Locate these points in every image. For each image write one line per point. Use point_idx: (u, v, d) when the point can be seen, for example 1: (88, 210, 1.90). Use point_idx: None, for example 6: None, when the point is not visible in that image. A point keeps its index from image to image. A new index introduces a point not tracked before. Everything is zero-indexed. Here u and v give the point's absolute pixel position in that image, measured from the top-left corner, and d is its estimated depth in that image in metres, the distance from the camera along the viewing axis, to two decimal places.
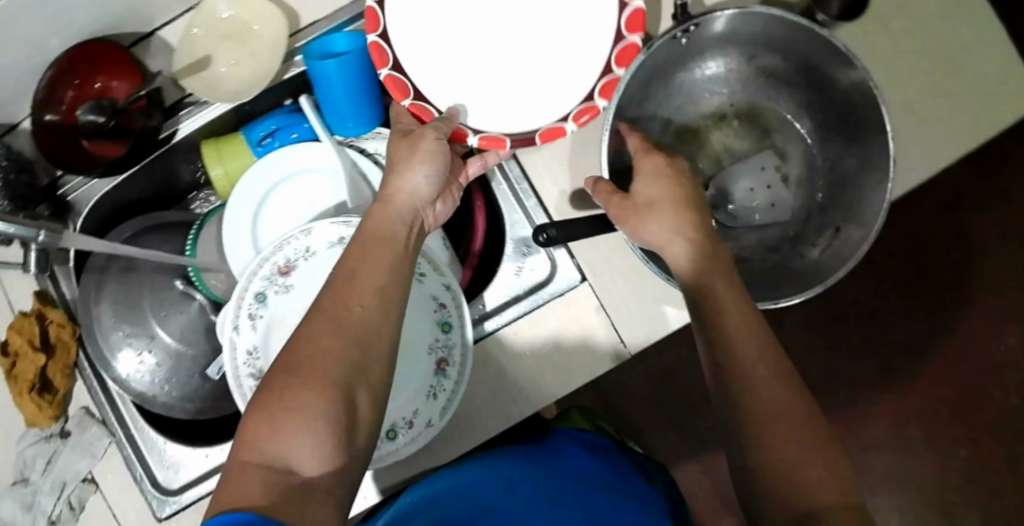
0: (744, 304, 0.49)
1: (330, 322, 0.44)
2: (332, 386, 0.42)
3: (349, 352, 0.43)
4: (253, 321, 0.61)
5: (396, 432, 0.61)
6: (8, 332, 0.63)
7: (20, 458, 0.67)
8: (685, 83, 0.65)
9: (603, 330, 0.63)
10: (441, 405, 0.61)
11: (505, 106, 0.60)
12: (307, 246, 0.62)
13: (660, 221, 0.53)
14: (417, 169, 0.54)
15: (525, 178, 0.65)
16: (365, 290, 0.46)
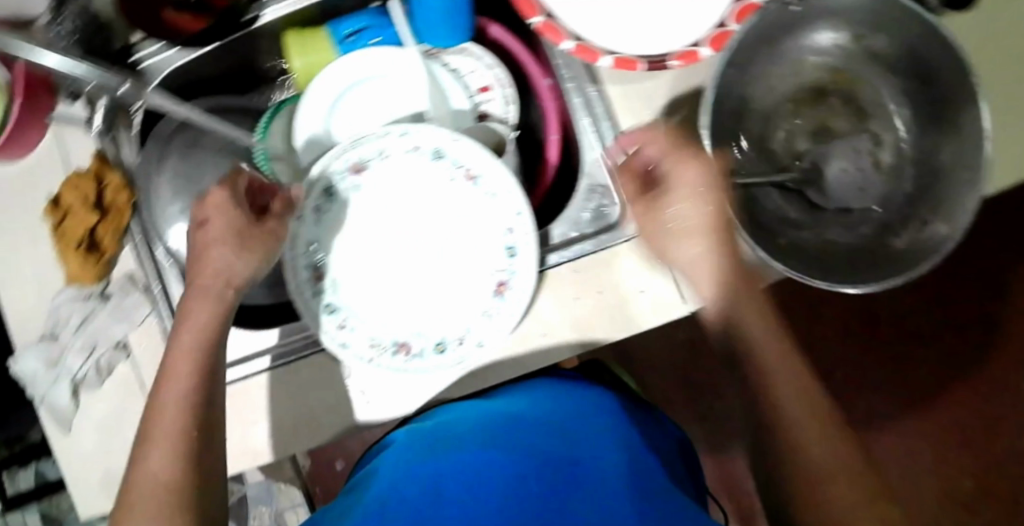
0: (770, 337, 0.52)
1: (174, 403, 0.49)
2: (171, 463, 0.47)
3: (184, 428, 0.48)
4: (317, 214, 0.62)
5: (444, 346, 0.61)
6: (63, 185, 0.64)
7: (54, 313, 0.67)
8: (791, 50, 0.62)
9: (664, 285, 0.60)
10: (495, 328, 0.60)
11: (635, 31, 0.58)
12: (382, 149, 0.62)
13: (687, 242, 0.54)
14: (240, 261, 0.54)
15: (607, 116, 0.62)
16: (192, 344, 0.51)
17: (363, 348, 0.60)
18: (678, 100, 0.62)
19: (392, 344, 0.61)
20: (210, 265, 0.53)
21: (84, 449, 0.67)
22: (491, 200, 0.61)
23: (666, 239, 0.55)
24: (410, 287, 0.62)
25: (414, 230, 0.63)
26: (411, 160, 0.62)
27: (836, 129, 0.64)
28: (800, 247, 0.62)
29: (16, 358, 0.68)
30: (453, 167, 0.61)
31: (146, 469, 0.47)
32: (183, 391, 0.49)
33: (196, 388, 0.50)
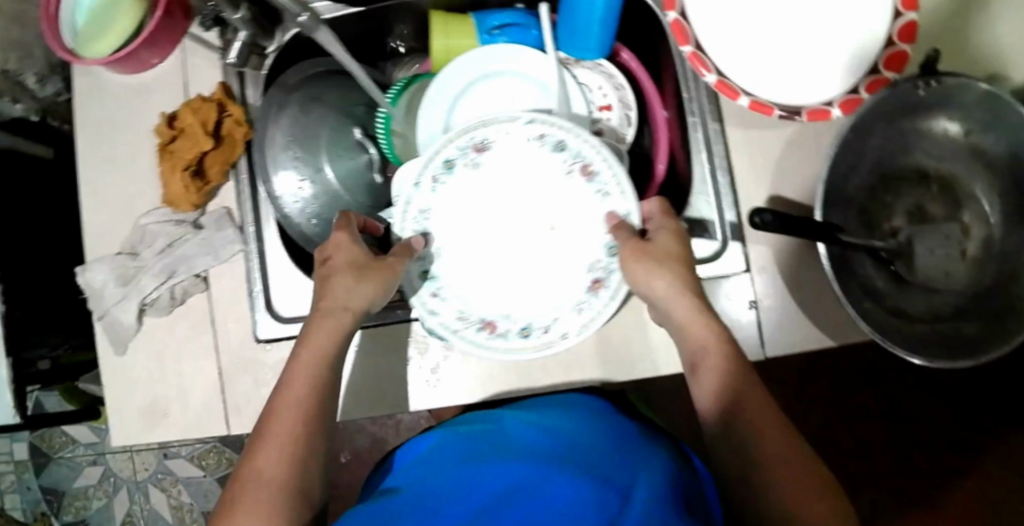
0: (752, 383, 0.53)
1: (286, 420, 0.51)
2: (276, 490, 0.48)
3: (280, 477, 0.49)
4: (434, 184, 0.62)
5: (530, 331, 0.62)
6: (182, 107, 0.64)
7: (139, 230, 0.66)
8: (908, 131, 0.64)
9: (748, 325, 0.65)
10: (581, 321, 0.61)
11: (777, 77, 0.61)
12: (506, 132, 0.61)
13: (648, 273, 0.56)
14: (366, 290, 0.55)
15: (725, 156, 0.64)
16: (286, 418, 0.51)
17: (452, 321, 0.62)
18: (792, 152, 0.63)
19: (479, 320, 0.62)
20: (343, 298, 0.55)
21: (134, 373, 0.65)
22: (603, 200, 0.61)
23: (637, 262, 0.57)
24: (507, 269, 0.63)
25: (522, 216, 0.63)
26: (534, 149, 0.61)
27: (930, 213, 0.67)
28: (880, 317, 0.63)
29: (85, 269, 0.66)
30: (570, 161, 0.61)
31: (254, 474, 0.48)
32: (293, 427, 0.50)
33: (311, 407, 0.52)
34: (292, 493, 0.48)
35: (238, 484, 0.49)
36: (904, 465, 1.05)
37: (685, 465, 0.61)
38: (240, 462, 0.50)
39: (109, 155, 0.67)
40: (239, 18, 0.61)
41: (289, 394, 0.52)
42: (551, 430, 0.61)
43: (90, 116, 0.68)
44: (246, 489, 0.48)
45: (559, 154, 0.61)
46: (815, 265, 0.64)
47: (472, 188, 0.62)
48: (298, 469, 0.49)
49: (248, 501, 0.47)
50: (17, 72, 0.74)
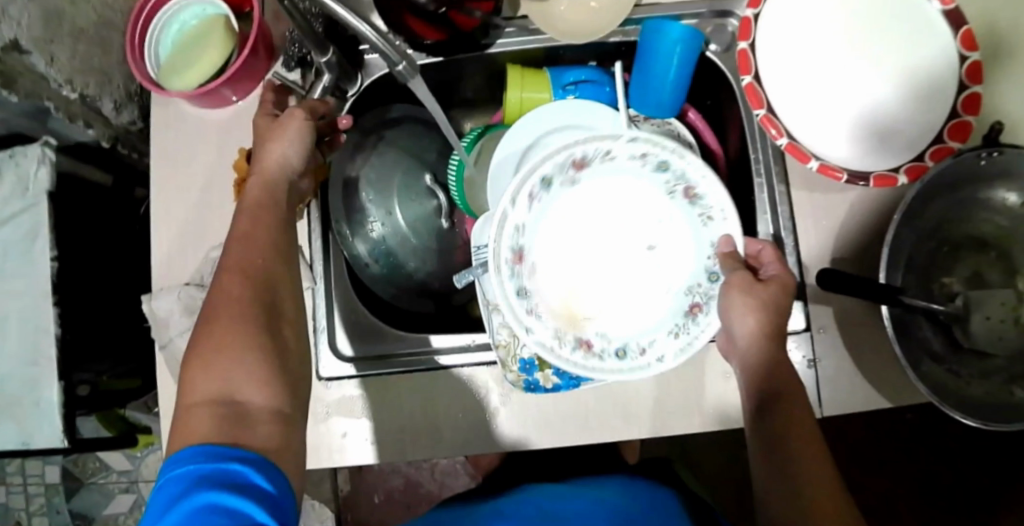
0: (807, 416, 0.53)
1: (246, 264, 0.50)
2: (252, 327, 0.47)
3: (258, 300, 0.49)
4: (530, 201, 0.60)
5: (625, 353, 0.61)
6: None
7: (209, 261, 0.67)
8: (968, 199, 0.65)
9: (807, 384, 0.64)
10: (679, 345, 0.59)
11: (843, 144, 0.64)
12: (608, 149, 0.59)
13: (746, 312, 0.55)
14: (290, 145, 0.58)
15: (790, 216, 0.65)
16: (258, 246, 0.52)
17: (547, 337, 0.59)
18: (856, 214, 0.65)
19: (574, 339, 0.60)
20: (262, 150, 0.58)
21: None
22: (706, 223, 0.61)
23: (744, 296, 0.55)
24: (599, 289, 0.64)
25: (619, 239, 0.65)
26: (636, 168, 0.61)
27: (987, 279, 0.67)
28: (939, 379, 0.62)
29: (151, 297, 0.66)
30: (673, 182, 0.61)
31: (219, 306, 0.48)
32: (256, 264, 0.50)
33: (269, 247, 0.52)
34: (261, 318, 0.48)
35: (203, 324, 0.47)
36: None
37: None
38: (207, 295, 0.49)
39: (185, 185, 0.69)
40: (325, 61, 0.63)
41: (241, 236, 0.52)
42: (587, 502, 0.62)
43: (166, 145, 0.69)
44: (211, 325, 0.47)
45: (661, 173, 0.60)
46: (874, 326, 0.64)
47: (571, 206, 0.64)
48: (269, 300, 0.50)
49: (221, 323, 0.47)
50: (95, 97, 0.74)
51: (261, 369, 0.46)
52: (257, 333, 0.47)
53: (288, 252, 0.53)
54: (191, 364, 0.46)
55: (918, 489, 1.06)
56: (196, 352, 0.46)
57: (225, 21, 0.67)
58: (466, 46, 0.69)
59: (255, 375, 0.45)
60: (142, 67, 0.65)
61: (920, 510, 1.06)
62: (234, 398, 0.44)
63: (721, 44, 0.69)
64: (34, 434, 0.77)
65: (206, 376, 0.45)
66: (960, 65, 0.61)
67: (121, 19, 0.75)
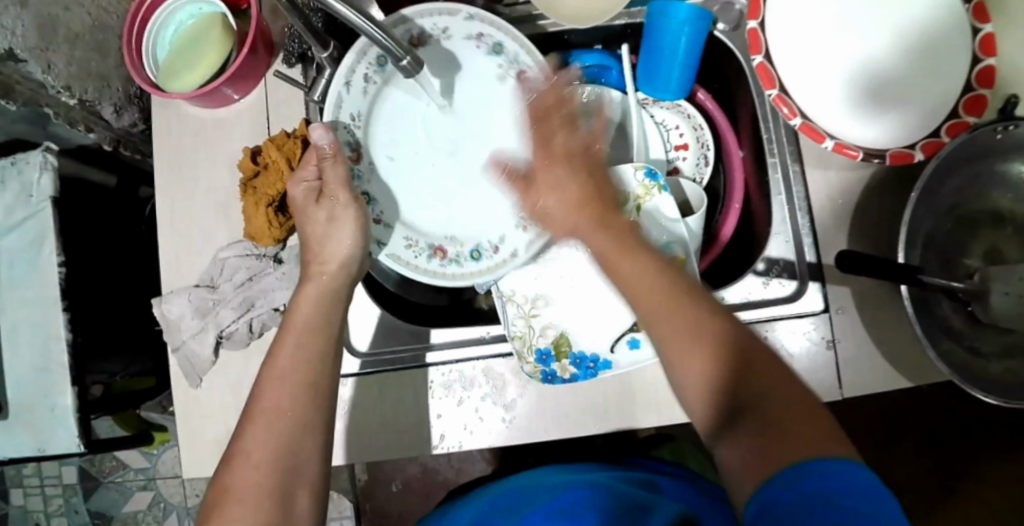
0: (679, 296, 0.48)
1: (274, 410, 0.50)
2: (266, 497, 0.46)
3: (281, 461, 0.48)
4: (366, 83, 0.64)
5: (480, 253, 0.66)
6: (267, 142, 0.65)
7: (218, 263, 0.66)
8: (985, 174, 0.64)
9: (826, 366, 0.62)
10: (528, 237, 0.64)
11: (874, 122, 0.63)
12: (444, 27, 0.64)
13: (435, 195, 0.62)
14: (347, 234, 0.61)
15: (804, 197, 0.64)
16: (283, 395, 0.50)
17: (400, 247, 0.65)
18: (872, 193, 0.63)
19: (427, 247, 0.65)
20: (322, 242, 0.60)
21: (210, 404, 0.66)
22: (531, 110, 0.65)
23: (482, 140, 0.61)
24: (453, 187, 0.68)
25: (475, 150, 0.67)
26: (470, 49, 0.66)
27: (1007, 253, 0.65)
28: (958, 356, 0.61)
29: (161, 300, 0.66)
30: (506, 65, 0.66)
31: (244, 453, 0.48)
32: (285, 418, 0.49)
33: (301, 387, 0.51)
34: (272, 494, 0.47)
35: (216, 492, 0.47)
36: (955, 503, 1.04)
37: (680, 480, 0.66)
38: (224, 456, 0.49)
39: (189, 187, 0.68)
40: (327, 57, 0.62)
41: (274, 377, 0.51)
42: (550, 489, 0.65)
43: (167, 146, 0.68)
44: (229, 490, 0.47)
45: (495, 57, 0.66)
46: (893, 304, 0.62)
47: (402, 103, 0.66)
48: (293, 453, 0.49)
49: (233, 494, 0.47)
50: (94, 102, 0.74)
51: None
52: (271, 510, 0.46)
53: (322, 397, 0.51)
54: None
55: (942, 462, 1.04)
56: (218, 506, 0.46)
57: (222, 19, 0.66)
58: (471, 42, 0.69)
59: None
60: (140, 70, 0.64)
61: (944, 484, 1.04)
62: None
63: (729, 23, 0.67)
64: (48, 441, 0.77)
65: None
66: (972, 39, 0.59)
67: (116, 20, 0.74)
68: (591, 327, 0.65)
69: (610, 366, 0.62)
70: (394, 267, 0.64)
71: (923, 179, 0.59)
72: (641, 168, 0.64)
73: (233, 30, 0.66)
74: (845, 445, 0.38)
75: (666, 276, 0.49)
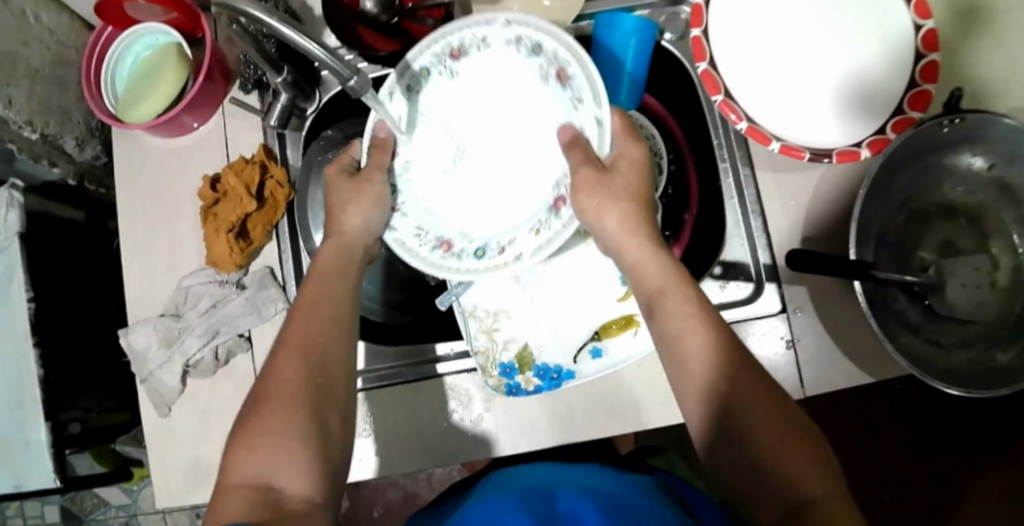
0: (752, 368, 0.47)
1: (304, 336, 0.52)
2: (300, 403, 0.48)
3: (312, 373, 0.50)
4: (405, 91, 0.63)
5: (484, 253, 0.61)
6: (226, 170, 0.66)
7: (182, 291, 0.67)
8: (932, 168, 0.65)
9: (787, 365, 0.63)
10: (538, 242, 0.59)
11: (817, 123, 0.64)
12: (484, 37, 0.61)
13: (360, 209, 0.60)
14: (369, 212, 0.60)
15: (758, 199, 0.65)
16: (322, 316, 0.53)
17: (408, 237, 0.62)
18: (822, 192, 0.64)
19: (435, 239, 0.62)
20: (341, 213, 0.60)
21: (179, 432, 0.66)
22: (576, 107, 0.59)
23: (340, 195, 0.61)
24: (484, 191, 0.65)
25: (505, 145, 0.65)
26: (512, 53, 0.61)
27: (961, 245, 0.66)
28: (916, 349, 0.61)
29: (128, 331, 0.66)
30: (547, 65, 0.60)
31: (275, 370, 0.50)
32: (314, 342, 0.51)
33: (328, 320, 0.53)
34: (308, 402, 0.48)
35: (255, 404, 0.49)
36: None
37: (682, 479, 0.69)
38: (263, 372, 0.51)
39: (152, 217, 0.68)
40: (281, 81, 0.64)
41: (305, 312, 0.54)
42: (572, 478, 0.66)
43: (128, 177, 0.69)
44: (265, 398, 0.48)
45: (536, 58, 0.60)
46: (849, 301, 0.63)
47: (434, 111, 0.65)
48: (324, 374, 0.50)
49: (269, 402, 0.48)
50: (57, 137, 0.75)
51: (304, 452, 0.46)
52: (303, 417, 0.47)
53: (347, 327, 0.54)
54: (237, 443, 0.47)
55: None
56: (254, 411, 0.48)
57: (178, 49, 0.67)
58: None
59: (295, 460, 0.46)
60: (98, 102, 0.65)
61: None
62: (273, 487, 0.45)
63: (676, 33, 0.69)
64: (23, 477, 0.77)
65: (252, 456, 0.46)
66: (916, 35, 0.61)
67: (76, 55, 0.75)
68: (561, 338, 0.64)
69: (574, 376, 0.62)
70: (398, 252, 0.62)
71: (869, 176, 0.60)
72: None
73: (189, 60, 0.67)
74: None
75: (712, 337, 0.48)
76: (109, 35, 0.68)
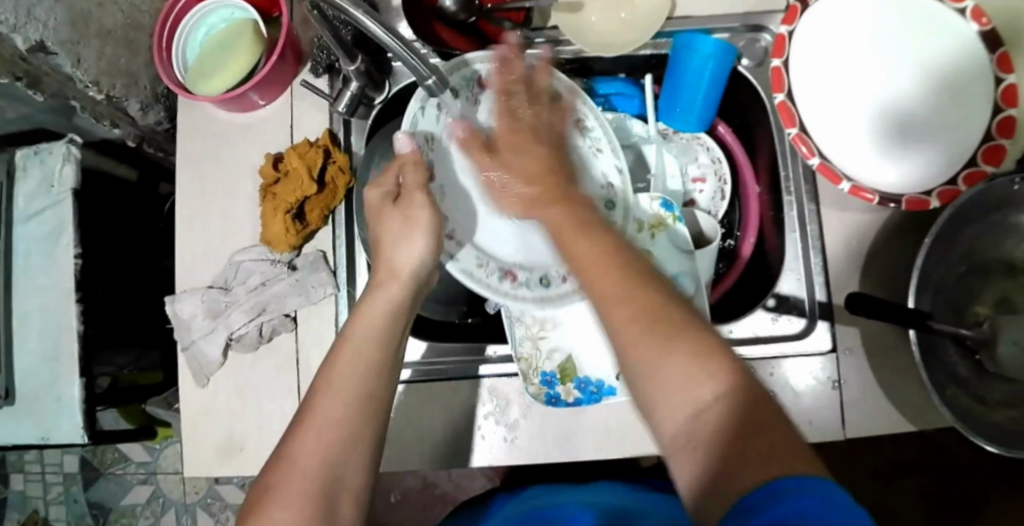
0: (616, 259, 0.45)
1: (327, 421, 0.45)
2: (311, 498, 0.42)
3: (329, 459, 0.44)
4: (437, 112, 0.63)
5: (548, 282, 0.64)
6: (290, 150, 0.66)
7: (233, 266, 0.67)
8: (1001, 223, 0.64)
9: (831, 407, 0.62)
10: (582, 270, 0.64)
11: (885, 168, 0.64)
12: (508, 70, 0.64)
13: (415, 238, 0.55)
14: (419, 243, 0.55)
15: (818, 235, 0.64)
16: (347, 387, 0.46)
17: (472, 266, 0.62)
18: (886, 235, 0.63)
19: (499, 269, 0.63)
20: (394, 247, 0.55)
21: (215, 404, 0.66)
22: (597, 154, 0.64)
23: (392, 225, 0.56)
24: None
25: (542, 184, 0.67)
26: None
27: (1019, 303, 0.65)
28: (964, 404, 0.60)
29: (174, 300, 0.67)
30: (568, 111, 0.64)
31: (289, 463, 0.44)
32: (335, 430, 0.45)
33: (356, 398, 0.46)
34: (320, 491, 0.43)
35: (263, 489, 0.43)
36: None
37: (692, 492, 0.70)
38: (279, 447, 0.46)
39: (208, 189, 0.69)
40: (354, 69, 0.64)
41: (329, 383, 0.47)
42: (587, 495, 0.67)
43: (190, 147, 0.69)
44: (270, 496, 0.43)
45: (559, 103, 0.64)
46: (899, 347, 0.62)
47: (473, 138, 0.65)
48: (339, 466, 0.44)
49: (278, 495, 0.42)
50: (121, 98, 0.75)
51: None
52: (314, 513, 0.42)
53: (377, 409, 0.46)
54: None
55: (943, 508, 1.04)
56: (256, 511, 0.42)
57: (254, 26, 0.67)
58: None
59: None
60: (168, 70, 0.66)
61: None
62: None
63: (754, 59, 0.68)
64: (51, 431, 0.77)
65: None
66: (995, 89, 0.59)
67: (148, 19, 0.76)
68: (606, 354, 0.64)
69: (615, 393, 0.62)
70: (463, 280, 0.61)
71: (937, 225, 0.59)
72: (657, 199, 0.65)
73: (263, 37, 0.68)
74: (817, 466, 0.36)
75: (681, 325, 0.42)
76: (185, 4, 0.68)
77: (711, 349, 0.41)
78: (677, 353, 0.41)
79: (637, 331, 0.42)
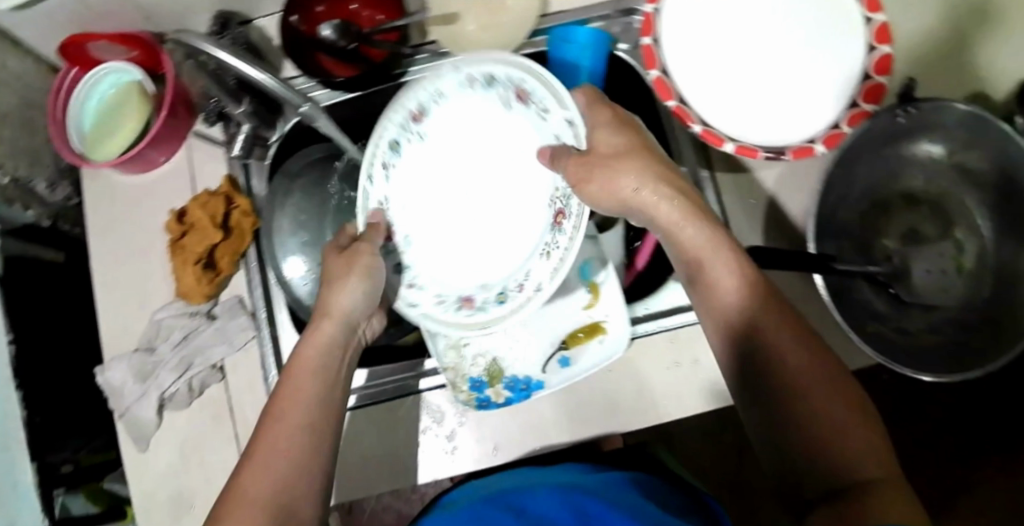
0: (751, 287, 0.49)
1: (274, 449, 0.50)
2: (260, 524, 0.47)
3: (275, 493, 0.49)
4: (387, 171, 0.63)
5: (506, 295, 0.61)
6: (191, 203, 0.67)
7: (154, 325, 0.67)
8: (892, 157, 0.65)
9: None
10: (551, 267, 0.58)
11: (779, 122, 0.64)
12: (437, 90, 0.61)
13: (352, 287, 0.57)
14: (355, 285, 0.57)
15: (718, 198, 0.65)
16: (294, 427, 0.51)
17: (430, 305, 0.62)
18: (782, 187, 0.65)
19: (456, 299, 0.63)
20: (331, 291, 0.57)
21: (157, 465, 0.66)
22: (544, 118, 0.59)
23: (339, 272, 0.58)
24: (473, 240, 0.65)
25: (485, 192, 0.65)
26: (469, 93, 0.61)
27: (923, 233, 0.67)
28: (887, 339, 0.61)
29: (103, 369, 0.67)
30: (505, 92, 0.60)
31: (239, 496, 0.48)
32: (285, 458, 0.50)
33: (301, 429, 0.51)
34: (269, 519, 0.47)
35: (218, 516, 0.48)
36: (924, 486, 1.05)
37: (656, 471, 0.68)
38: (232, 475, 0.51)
39: (121, 253, 0.69)
40: (242, 112, 0.65)
41: (277, 419, 0.52)
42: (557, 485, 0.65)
43: (98, 214, 0.70)
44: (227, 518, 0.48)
45: (492, 89, 0.60)
46: (813, 294, 0.63)
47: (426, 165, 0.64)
48: (285, 496, 0.49)
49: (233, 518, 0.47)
50: (28, 179, 0.76)
51: None
52: None
53: (322, 438, 0.52)
54: None
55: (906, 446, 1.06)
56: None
57: (140, 87, 0.69)
58: (380, 79, 0.70)
59: None
60: (64, 143, 0.66)
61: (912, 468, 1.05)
62: None
63: (630, 42, 0.70)
64: None
65: None
66: (867, 27, 0.61)
67: (43, 98, 0.77)
68: (528, 351, 0.65)
69: (543, 386, 0.63)
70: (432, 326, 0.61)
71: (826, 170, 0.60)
72: None
73: (152, 96, 0.69)
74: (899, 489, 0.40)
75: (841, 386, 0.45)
76: (74, 76, 0.69)
77: (858, 417, 0.44)
78: (849, 420, 0.44)
79: (809, 379, 0.45)
